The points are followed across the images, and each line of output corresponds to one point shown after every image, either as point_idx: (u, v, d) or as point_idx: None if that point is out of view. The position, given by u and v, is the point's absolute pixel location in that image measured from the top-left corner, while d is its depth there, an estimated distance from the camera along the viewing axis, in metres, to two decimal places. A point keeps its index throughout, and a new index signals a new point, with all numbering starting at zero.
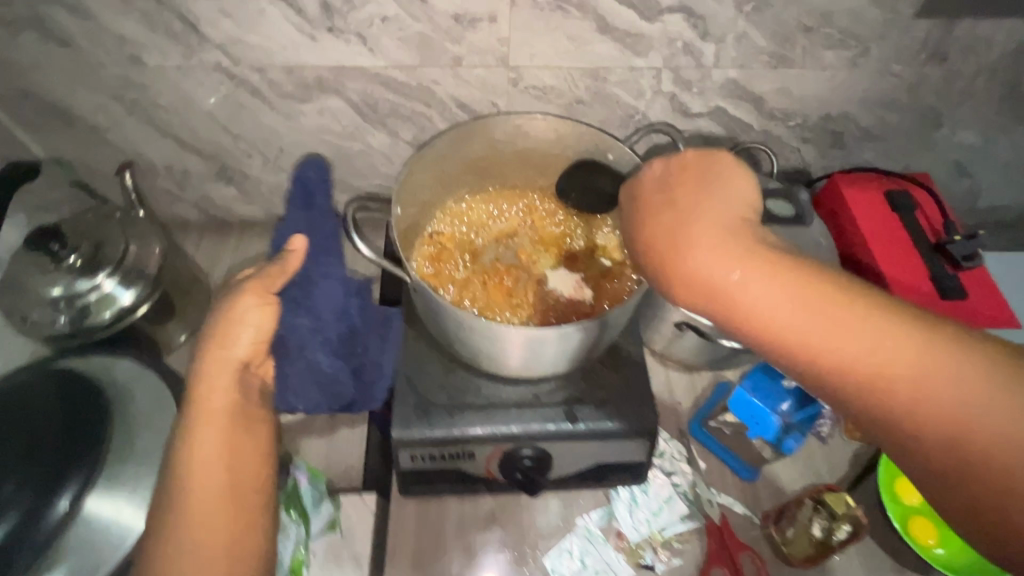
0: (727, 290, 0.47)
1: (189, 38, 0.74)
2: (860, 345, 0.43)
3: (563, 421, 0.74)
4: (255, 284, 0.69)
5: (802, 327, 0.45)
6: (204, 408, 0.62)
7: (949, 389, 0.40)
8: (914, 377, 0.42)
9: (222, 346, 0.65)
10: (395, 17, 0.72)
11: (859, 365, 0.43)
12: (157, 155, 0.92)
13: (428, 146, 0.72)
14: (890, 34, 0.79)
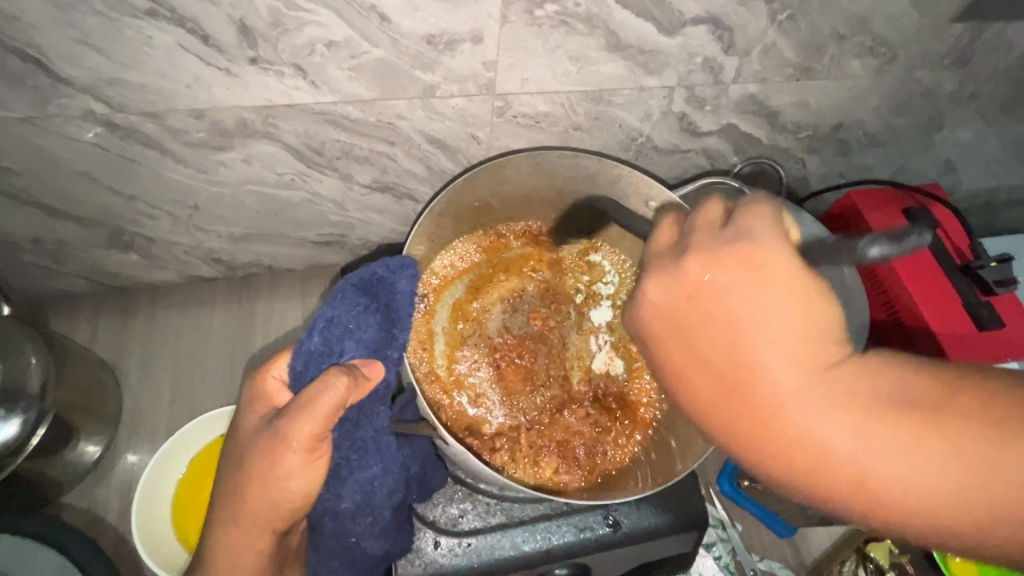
0: (732, 394, 0.37)
1: (38, 80, 0.51)
2: (864, 444, 0.34)
3: (601, 527, 0.62)
4: (309, 422, 0.45)
5: (822, 460, 0.35)
6: (230, 574, 0.48)
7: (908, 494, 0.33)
8: (913, 484, 0.34)
9: (253, 506, 0.46)
10: (345, 42, 0.53)
11: (862, 476, 0.34)
12: (16, 228, 0.67)
13: (427, 214, 0.61)
14: (918, 39, 0.70)
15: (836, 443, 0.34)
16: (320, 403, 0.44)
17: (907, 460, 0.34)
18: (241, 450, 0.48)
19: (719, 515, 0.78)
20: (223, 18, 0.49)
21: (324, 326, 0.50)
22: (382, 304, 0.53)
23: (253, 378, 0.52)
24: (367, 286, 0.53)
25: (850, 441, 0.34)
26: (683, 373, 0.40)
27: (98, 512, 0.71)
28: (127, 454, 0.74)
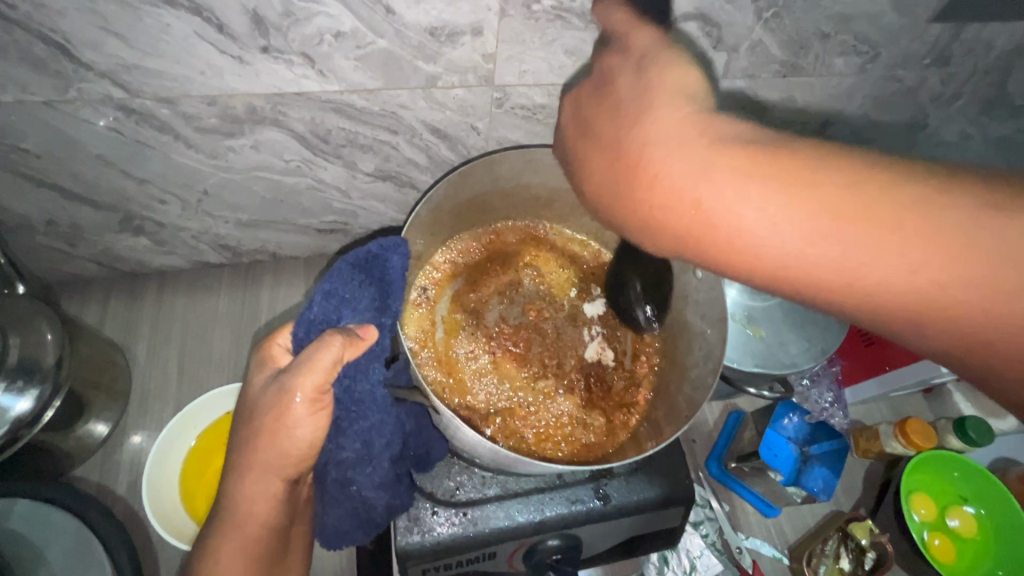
0: (740, 238, 0.39)
1: (61, 65, 0.54)
2: (848, 252, 0.36)
3: (592, 500, 0.64)
4: (311, 377, 0.49)
5: (786, 239, 0.37)
6: (246, 514, 0.52)
7: (881, 269, 0.36)
8: (890, 283, 0.36)
9: (267, 452, 0.51)
10: (352, 33, 0.56)
11: (853, 280, 0.37)
12: (32, 209, 0.69)
13: (424, 203, 0.61)
14: (900, 38, 0.73)
15: (781, 241, 0.38)
16: (319, 357, 0.49)
17: (862, 254, 0.36)
18: (252, 407, 0.53)
19: (707, 495, 0.80)
20: (238, 8, 0.52)
21: (320, 299, 0.54)
22: (375, 278, 0.55)
23: (261, 347, 0.57)
24: (363, 263, 0.55)
25: (793, 237, 0.37)
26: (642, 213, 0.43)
27: (106, 486, 0.73)
28: (134, 432, 0.77)
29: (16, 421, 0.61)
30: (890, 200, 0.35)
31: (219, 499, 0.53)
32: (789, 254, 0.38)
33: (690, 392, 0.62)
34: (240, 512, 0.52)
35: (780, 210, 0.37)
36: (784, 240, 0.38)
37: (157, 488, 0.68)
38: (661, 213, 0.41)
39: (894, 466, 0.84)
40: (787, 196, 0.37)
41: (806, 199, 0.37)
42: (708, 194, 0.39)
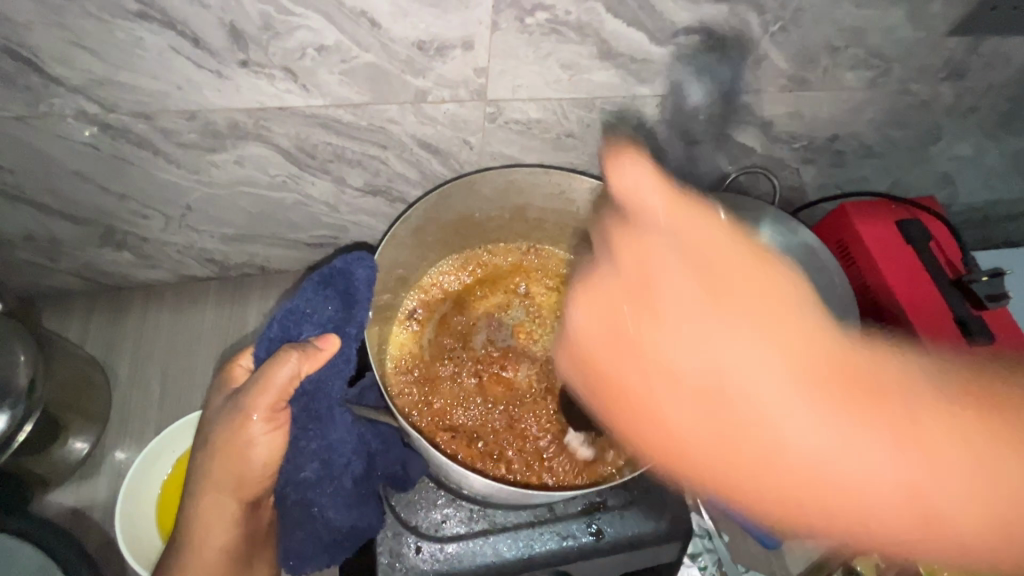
0: (754, 437, 0.42)
1: (31, 80, 0.52)
2: (817, 420, 0.41)
3: (584, 535, 0.61)
4: (265, 393, 0.48)
5: (788, 433, 0.41)
6: (207, 539, 0.51)
7: (879, 502, 0.40)
8: (945, 494, 0.40)
9: (224, 474, 0.50)
10: (336, 46, 0.53)
11: (878, 501, 0.40)
12: (9, 224, 0.67)
13: (401, 223, 0.59)
14: (913, 52, 0.70)
15: (795, 445, 0.41)
16: (274, 371, 0.48)
17: (863, 437, 0.40)
18: (213, 425, 0.52)
19: (707, 525, 0.77)
20: (215, 21, 0.49)
21: (283, 315, 0.52)
22: (339, 291, 0.52)
23: (225, 368, 0.55)
24: (327, 278, 0.53)
25: (785, 418, 0.42)
26: (632, 417, 0.46)
27: (84, 510, 0.71)
28: (115, 452, 0.74)
29: None
30: (846, 378, 0.42)
31: (189, 535, 0.51)
32: (795, 462, 0.42)
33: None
34: (200, 534, 0.51)
35: (787, 413, 0.42)
36: (796, 447, 0.41)
37: (131, 520, 0.66)
38: (653, 345, 0.46)
39: None
40: (751, 337, 0.43)
41: (833, 402, 0.41)
42: (692, 359, 0.44)
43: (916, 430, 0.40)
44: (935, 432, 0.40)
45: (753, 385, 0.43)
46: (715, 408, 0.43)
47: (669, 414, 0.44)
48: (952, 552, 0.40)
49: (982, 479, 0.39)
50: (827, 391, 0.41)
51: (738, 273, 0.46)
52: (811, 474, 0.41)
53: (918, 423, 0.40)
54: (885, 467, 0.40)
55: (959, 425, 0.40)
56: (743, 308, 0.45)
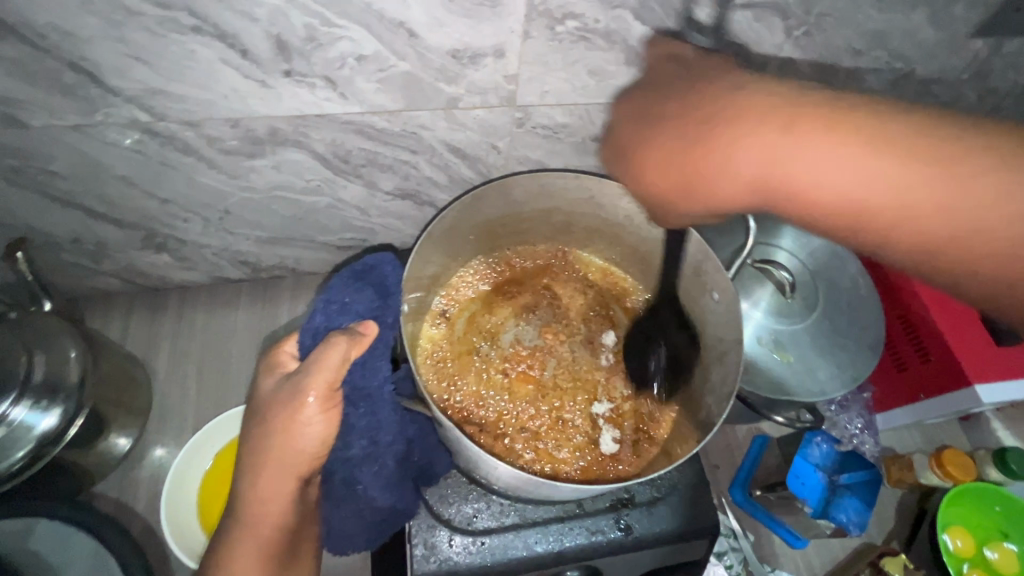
0: (816, 191, 0.42)
1: (88, 90, 0.55)
2: (875, 179, 0.41)
3: (612, 531, 0.63)
4: (320, 376, 0.50)
5: (838, 184, 0.41)
6: (258, 517, 0.52)
7: (930, 199, 0.39)
8: (962, 216, 0.39)
9: (273, 454, 0.51)
10: (374, 56, 0.56)
11: (922, 221, 0.40)
12: (58, 227, 0.70)
13: (436, 223, 0.61)
14: (936, 55, 0.71)
15: (815, 182, 0.42)
16: (328, 355, 0.50)
17: (857, 157, 0.41)
18: (261, 406, 0.53)
19: (732, 524, 0.78)
20: (261, 34, 0.52)
21: (321, 306, 0.55)
22: (375, 284, 0.56)
23: (267, 355, 0.56)
24: (360, 272, 0.57)
25: (837, 175, 0.41)
26: (688, 184, 0.47)
27: (126, 502, 0.74)
28: (155, 448, 0.77)
29: (41, 439, 0.62)
30: (933, 154, 0.40)
31: (233, 524, 0.53)
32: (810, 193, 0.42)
33: (710, 416, 0.60)
34: (250, 512, 0.52)
35: (793, 143, 0.42)
36: (814, 180, 0.42)
37: (175, 511, 0.68)
38: (740, 171, 0.44)
39: (929, 497, 0.81)
40: (836, 147, 0.41)
41: (817, 128, 0.42)
42: (750, 156, 0.43)
43: (907, 155, 0.40)
44: (914, 159, 0.40)
45: (826, 167, 0.41)
46: (790, 170, 0.42)
47: (735, 152, 0.43)
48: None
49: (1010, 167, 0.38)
50: (814, 133, 0.42)
51: (798, 109, 0.42)
52: (834, 207, 0.42)
53: (889, 134, 0.40)
54: (916, 192, 0.40)
55: None
56: (858, 138, 0.41)
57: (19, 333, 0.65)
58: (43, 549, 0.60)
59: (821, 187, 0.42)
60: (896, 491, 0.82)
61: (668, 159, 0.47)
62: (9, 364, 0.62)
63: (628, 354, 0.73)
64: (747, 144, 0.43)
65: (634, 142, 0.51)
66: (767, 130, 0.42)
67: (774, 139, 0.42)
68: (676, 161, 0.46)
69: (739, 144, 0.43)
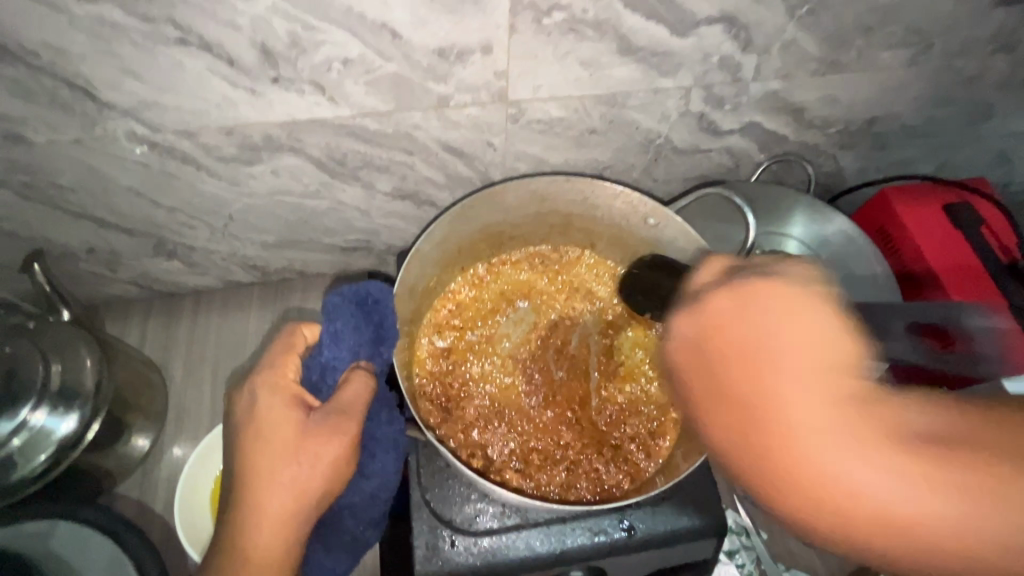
0: (834, 486, 0.34)
1: (86, 106, 0.56)
2: (900, 483, 0.32)
3: (616, 531, 0.62)
4: (355, 413, 0.52)
5: (859, 497, 0.33)
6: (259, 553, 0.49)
7: (880, 486, 0.33)
8: (933, 516, 0.32)
9: (282, 491, 0.50)
10: (360, 58, 0.56)
11: (879, 505, 0.33)
12: (73, 238, 0.73)
13: (425, 238, 0.61)
14: (956, 27, 0.66)
15: (870, 495, 0.33)
16: (362, 390, 0.53)
17: (925, 487, 0.32)
18: (271, 438, 0.50)
19: (744, 522, 0.76)
20: (246, 42, 0.52)
21: (329, 341, 0.53)
22: (375, 320, 0.56)
23: (263, 381, 0.53)
24: (364, 303, 0.56)
25: (882, 491, 0.33)
26: (811, 497, 0.35)
27: (147, 502, 0.76)
28: (173, 447, 0.80)
29: (61, 443, 0.64)
30: (907, 445, 0.33)
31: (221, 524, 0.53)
32: (869, 502, 0.33)
33: None
34: (249, 551, 0.49)
35: (862, 464, 0.33)
36: (862, 484, 0.33)
37: (189, 512, 0.70)
38: (859, 478, 0.33)
39: None
40: (876, 448, 0.33)
41: (891, 470, 0.33)
42: (871, 477, 0.33)
43: (944, 460, 0.32)
44: (993, 483, 0.31)
45: (831, 456, 0.34)
46: (794, 467, 0.35)
47: (848, 461, 0.33)
48: (946, 560, 0.33)
49: (914, 466, 0.32)
50: (850, 411, 0.34)
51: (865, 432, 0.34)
52: (885, 513, 0.33)
53: (909, 450, 0.33)
54: (859, 476, 0.33)
55: (892, 462, 0.33)
56: (869, 426, 0.34)
57: (37, 342, 0.68)
58: (63, 550, 0.63)
59: (828, 475, 0.34)
60: None
61: (755, 435, 0.37)
62: (27, 372, 0.65)
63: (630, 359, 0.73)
64: (789, 360, 0.36)
65: (743, 426, 0.37)
66: (824, 411, 0.35)
67: (875, 451, 0.33)
68: (788, 486, 0.35)
69: (861, 471, 0.33)
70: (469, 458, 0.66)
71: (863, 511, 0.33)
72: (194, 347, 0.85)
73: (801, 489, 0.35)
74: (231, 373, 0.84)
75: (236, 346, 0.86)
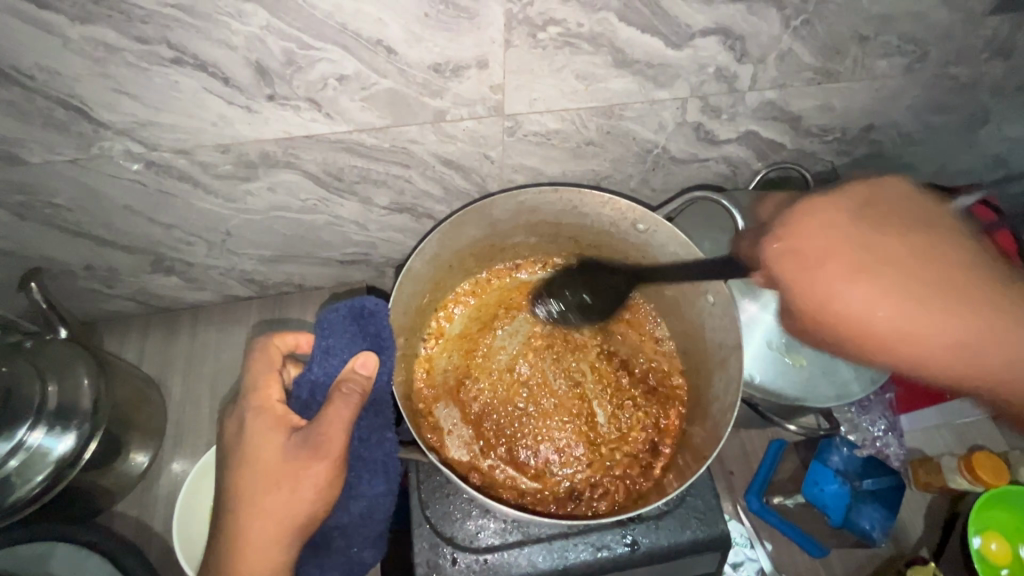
0: (877, 326, 0.50)
1: (81, 126, 0.56)
2: (916, 315, 0.49)
3: (619, 546, 0.61)
4: (332, 435, 0.50)
5: (945, 353, 0.48)
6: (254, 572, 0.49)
7: (943, 335, 0.48)
8: (963, 344, 0.48)
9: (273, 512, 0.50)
10: (356, 75, 0.56)
11: (898, 331, 0.49)
12: (70, 256, 0.73)
13: (416, 256, 0.61)
14: (951, 35, 0.66)
15: (875, 318, 0.50)
16: (341, 412, 0.50)
17: (958, 318, 0.48)
18: (258, 462, 0.51)
19: (747, 532, 0.76)
20: (242, 61, 0.52)
21: (319, 357, 0.54)
22: (371, 334, 0.55)
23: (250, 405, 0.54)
24: (360, 315, 0.55)
25: (882, 312, 0.49)
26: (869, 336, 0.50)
27: (146, 521, 0.76)
28: (172, 464, 0.79)
29: (58, 462, 0.63)
30: (964, 287, 0.49)
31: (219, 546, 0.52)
32: (877, 325, 0.50)
33: (713, 428, 0.60)
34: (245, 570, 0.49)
35: (913, 304, 0.49)
36: (903, 324, 0.49)
37: (187, 530, 0.69)
38: (920, 331, 0.49)
39: (959, 501, 0.76)
40: (910, 298, 0.49)
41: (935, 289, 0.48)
42: (916, 312, 0.49)
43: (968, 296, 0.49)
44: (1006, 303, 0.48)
45: (892, 303, 0.49)
46: (863, 320, 0.50)
47: (865, 294, 0.50)
48: (939, 363, 0.49)
49: (943, 310, 0.48)
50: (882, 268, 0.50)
51: (954, 285, 0.49)
52: (932, 343, 0.49)
53: (933, 295, 0.49)
54: (952, 328, 0.48)
55: (923, 294, 0.49)
56: (957, 294, 0.49)
57: (34, 361, 0.67)
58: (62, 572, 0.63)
59: (884, 320, 0.49)
60: (925, 495, 0.78)
61: (879, 282, 0.50)
62: (24, 391, 0.64)
63: (626, 364, 0.72)
64: (808, 245, 0.53)
65: (824, 298, 0.51)
66: (896, 271, 0.50)
67: (906, 298, 0.49)
68: (839, 315, 0.51)
69: (942, 319, 0.48)
70: (470, 475, 0.66)
71: (897, 334, 0.49)
72: (192, 363, 0.85)
73: (865, 332, 0.50)
74: (229, 387, 0.84)
75: (234, 360, 0.85)
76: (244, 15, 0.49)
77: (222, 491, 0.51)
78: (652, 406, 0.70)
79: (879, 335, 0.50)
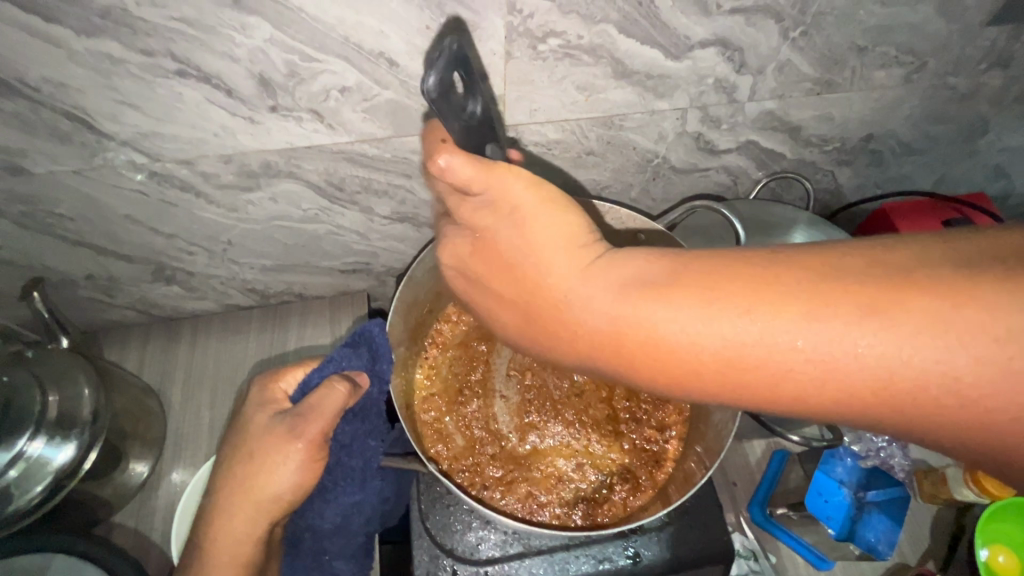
0: (744, 364, 0.37)
1: (85, 137, 0.57)
2: (804, 343, 0.35)
3: (620, 559, 0.60)
4: (319, 422, 0.51)
5: (836, 373, 0.34)
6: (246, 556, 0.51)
7: (836, 352, 0.34)
8: (897, 367, 0.33)
9: (260, 492, 0.51)
10: (357, 86, 0.56)
11: (881, 370, 0.33)
12: (72, 265, 0.73)
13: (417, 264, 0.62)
14: (948, 46, 0.67)
15: (768, 353, 0.36)
16: (330, 400, 0.51)
17: (854, 334, 0.34)
18: (255, 440, 0.52)
19: (751, 545, 0.75)
20: (244, 73, 0.53)
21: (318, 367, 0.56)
22: (367, 352, 0.58)
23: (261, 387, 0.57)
24: (355, 339, 0.58)
25: (756, 341, 0.36)
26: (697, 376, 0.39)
27: (143, 531, 0.75)
28: (171, 473, 0.79)
29: (58, 472, 0.63)
30: (843, 286, 0.34)
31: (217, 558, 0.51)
32: (768, 360, 0.36)
33: (717, 437, 0.60)
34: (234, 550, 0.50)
35: (847, 323, 0.34)
36: (773, 347, 0.35)
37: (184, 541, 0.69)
38: (822, 354, 0.34)
39: (965, 513, 0.75)
40: (781, 317, 0.35)
41: (860, 306, 0.33)
42: (799, 335, 0.35)
43: (901, 288, 0.33)
44: (979, 293, 0.31)
45: (736, 327, 0.36)
46: (720, 355, 0.37)
47: (706, 325, 0.37)
48: (946, 404, 0.33)
49: (856, 314, 0.33)
50: (686, 277, 0.38)
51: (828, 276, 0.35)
52: (859, 371, 0.34)
53: (808, 307, 0.34)
54: (853, 345, 0.34)
55: (839, 307, 0.34)
56: (883, 301, 0.33)
57: (34, 371, 0.67)
58: None
59: (758, 352, 0.36)
60: (929, 507, 0.77)
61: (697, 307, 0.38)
62: (24, 401, 0.64)
63: None
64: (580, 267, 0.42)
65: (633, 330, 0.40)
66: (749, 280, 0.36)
67: (784, 319, 0.35)
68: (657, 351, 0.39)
69: (839, 333, 0.34)
70: (470, 485, 0.65)
71: (777, 371, 0.36)
72: (192, 372, 0.85)
73: (709, 377, 0.38)
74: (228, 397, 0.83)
75: (234, 369, 0.85)
76: (247, 28, 0.49)
77: (220, 500, 0.51)
78: (655, 415, 0.70)
79: (785, 384, 0.36)
